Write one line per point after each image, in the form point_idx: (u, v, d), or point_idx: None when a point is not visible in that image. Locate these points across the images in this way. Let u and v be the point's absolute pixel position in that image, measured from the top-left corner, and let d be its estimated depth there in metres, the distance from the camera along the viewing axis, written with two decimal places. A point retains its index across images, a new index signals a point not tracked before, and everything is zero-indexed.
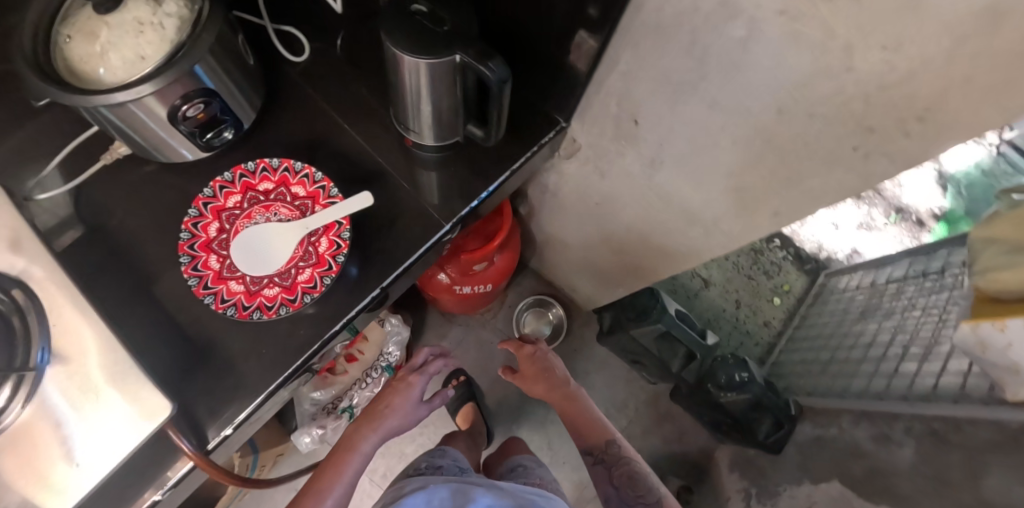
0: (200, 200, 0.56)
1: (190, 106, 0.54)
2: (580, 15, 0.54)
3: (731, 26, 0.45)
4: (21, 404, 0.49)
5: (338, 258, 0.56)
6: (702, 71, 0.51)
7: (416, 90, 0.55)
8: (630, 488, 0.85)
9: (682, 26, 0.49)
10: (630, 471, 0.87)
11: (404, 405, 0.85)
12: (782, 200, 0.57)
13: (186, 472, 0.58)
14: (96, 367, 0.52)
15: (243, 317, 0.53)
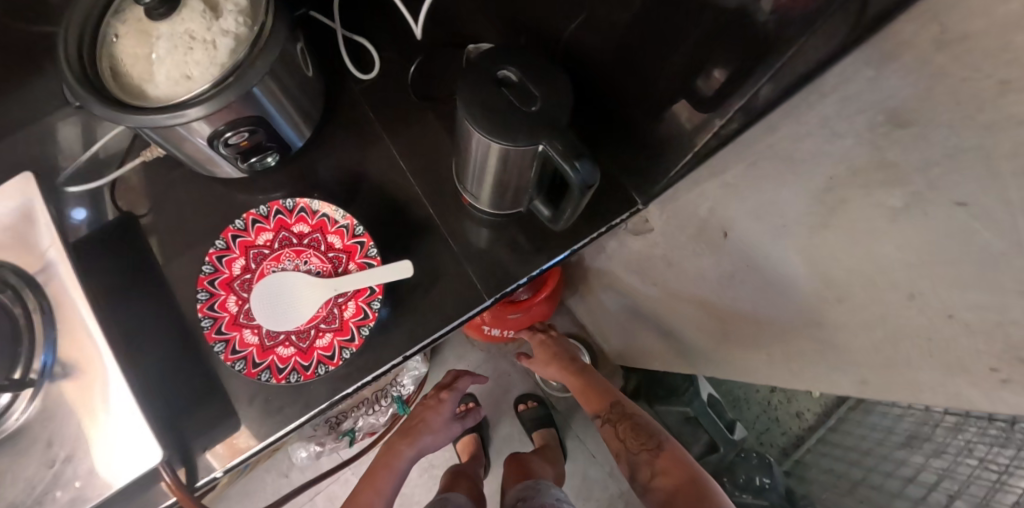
0: (229, 232, 0.51)
1: (235, 134, 0.49)
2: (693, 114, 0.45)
3: (883, 192, 0.36)
4: (26, 402, 0.49)
5: (362, 330, 0.50)
6: (826, 219, 0.42)
7: (483, 164, 0.47)
8: (636, 440, 0.80)
9: (816, 168, 0.39)
10: (636, 425, 0.82)
11: (440, 425, 0.83)
12: (878, 378, 0.47)
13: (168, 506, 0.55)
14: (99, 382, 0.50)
15: (250, 376, 0.49)
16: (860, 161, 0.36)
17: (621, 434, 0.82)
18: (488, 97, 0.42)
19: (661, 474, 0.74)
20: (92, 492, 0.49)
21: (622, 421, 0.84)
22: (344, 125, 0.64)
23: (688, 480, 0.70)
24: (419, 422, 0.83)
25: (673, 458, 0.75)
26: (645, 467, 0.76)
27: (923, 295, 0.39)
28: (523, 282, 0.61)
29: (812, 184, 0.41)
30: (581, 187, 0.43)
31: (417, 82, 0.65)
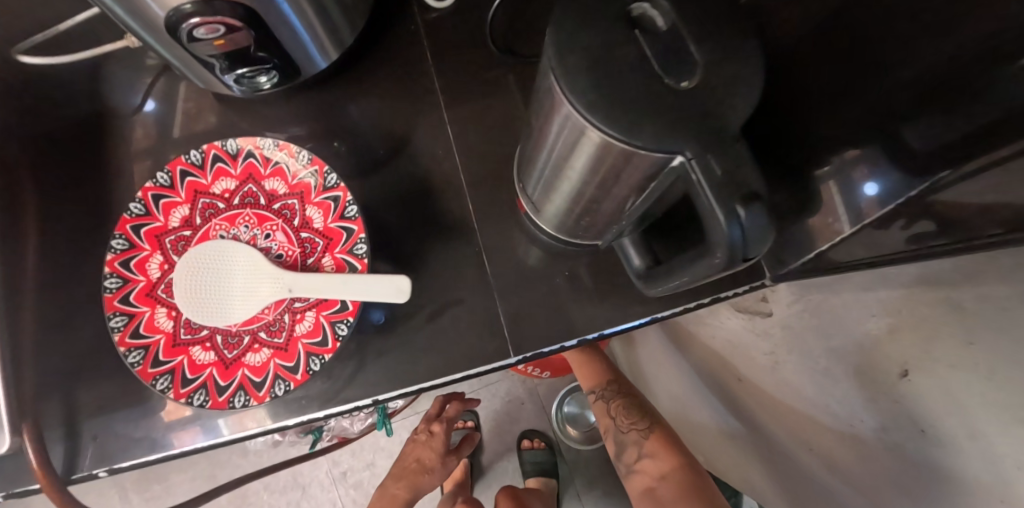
0: (178, 165, 0.36)
1: (208, 30, 0.32)
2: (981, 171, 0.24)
3: None
4: None
5: (313, 359, 0.33)
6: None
7: (559, 164, 0.28)
8: (626, 418, 0.67)
9: None
10: (630, 403, 0.68)
11: (433, 461, 0.82)
12: None
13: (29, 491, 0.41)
14: None
15: (142, 378, 0.33)
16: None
17: (610, 410, 0.69)
18: (606, 43, 0.22)
19: (650, 458, 0.63)
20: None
21: (612, 398, 0.70)
22: (391, 63, 0.46)
23: (679, 470, 0.60)
24: (412, 463, 0.81)
25: (667, 442, 0.63)
26: (632, 448, 0.65)
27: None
28: (569, 345, 0.42)
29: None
30: (728, 253, 0.23)
31: (502, 28, 0.47)
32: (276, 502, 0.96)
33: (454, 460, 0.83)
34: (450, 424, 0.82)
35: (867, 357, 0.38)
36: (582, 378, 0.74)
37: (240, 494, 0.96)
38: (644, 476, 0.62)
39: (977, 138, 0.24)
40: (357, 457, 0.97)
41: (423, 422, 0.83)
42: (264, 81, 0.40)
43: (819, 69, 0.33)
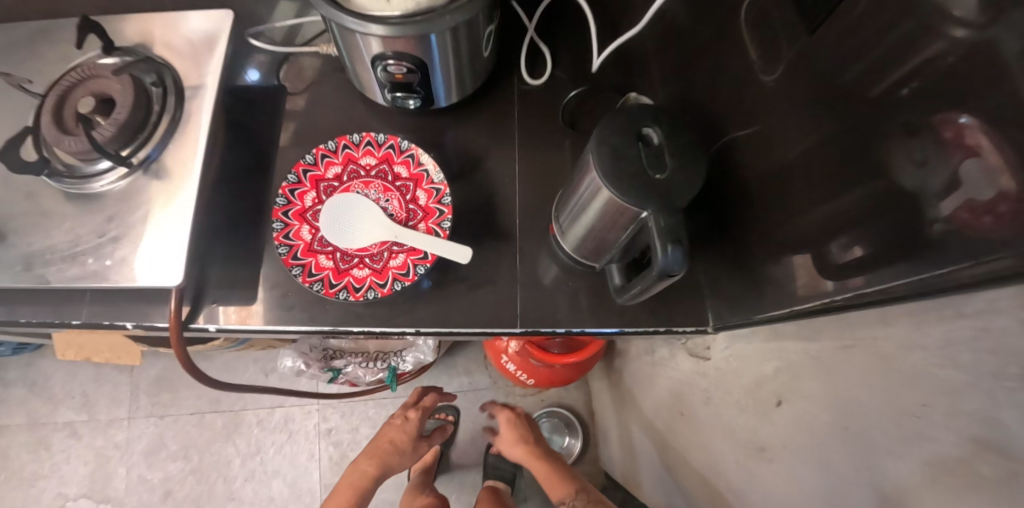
0: (343, 140, 0.55)
1: (396, 65, 0.53)
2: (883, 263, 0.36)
3: (982, 459, 0.31)
4: (117, 176, 0.55)
5: (396, 284, 0.50)
6: (902, 447, 0.37)
7: (584, 203, 0.49)
8: None
9: (916, 391, 0.35)
10: None
11: (403, 444, 0.93)
12: None
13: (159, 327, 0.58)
14: (176, 197, 0.55)
15: (284, 263, 0.50)
16: (970, 407, 0.31)
17: None
18: (615, 144, 0.43)
19: None
20: (115, 274, 0.52)
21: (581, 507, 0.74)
22: (487, 109, 0.65)
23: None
24: (386, 443, 0.92)
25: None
26: None
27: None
28: (558, 332, 0.59)
29: (907, 401, 0.36)
30: (662, 272, 0.42)
31: (569, 110, 0.65)
32: (263, 437, 1.10)
33: (423, 446, 0.94)
34: (425, 414, 0.95)
35: (758, 392, 0.54)
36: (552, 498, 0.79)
37: (236, 422, 1.10)
38: None
39: (822, 268, 0.43)
40: (342, 418, 1.10)
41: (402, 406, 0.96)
42: (407, 104, 0.61)
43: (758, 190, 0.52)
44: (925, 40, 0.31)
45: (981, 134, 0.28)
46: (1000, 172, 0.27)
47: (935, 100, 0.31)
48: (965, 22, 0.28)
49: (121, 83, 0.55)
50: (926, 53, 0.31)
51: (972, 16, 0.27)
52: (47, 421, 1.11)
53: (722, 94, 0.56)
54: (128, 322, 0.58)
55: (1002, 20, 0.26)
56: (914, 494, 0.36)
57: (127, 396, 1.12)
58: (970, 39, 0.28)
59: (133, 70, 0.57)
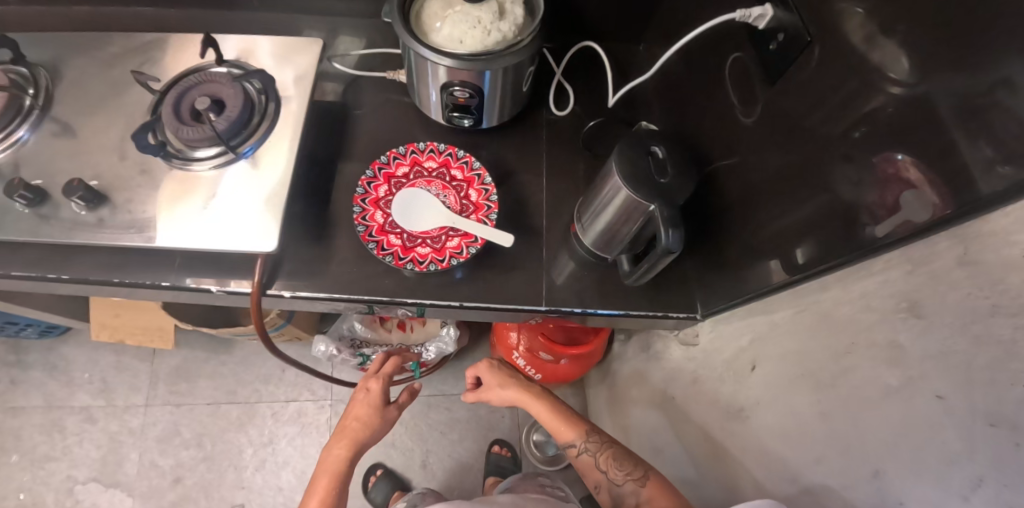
0: (411, 146, 0.68)
1: (461, 91, 0.67)
2: (839, 253, 0.50)
3: (889, 371, 0.45)
4: (212, 165, 0.68)
5: (452, 260, 0.63)
6: (837, 377, 0.51)
7: (606, 202, 0.63)
8: (621, 471, 0.75)
9: (850, 333, 0.49)
10: (616, 454, 0.77)
11: (373, 417, 0.84)
12: None
13: (241, 291, 0.69)
14: (261, 185, 0.67)
15: (362, 239, 0.62)
16: (878, 336, 0.46)
17: (600, 462, 0.78)
18: (631, 157, 0.58)
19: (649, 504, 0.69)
20: (195, 242, 0.64)
21: (598, 449, 0.79)
22: (520, 130, 0.80)
23: (647, 481, 0.72)
24: (354, 419, 0.82)
25: (626, 460, 0.76)
26: (631, 497, 0.72)
27: (884, 474, 0.45)
28: (575, 312, 0.71)
29: (838, 343, 0.51)
30: (665, 250, 0.57)
31: (589, 133, 0.79)
32: (277, 428, 1.16)
33: (393, 412, 0.85)
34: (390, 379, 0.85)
35: (737, 362, 0.67)
36: (561, 440, 0.83)
37: (251, 413, 1.17)
38: None
39: (790, 267, 0.57)
40: None
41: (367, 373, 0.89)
42: (461, 122, 0.75)
43: (735, 203, 0.67)
44: (875, 96, 0.45)
45: (912, 170, 0.41)
46: (932, 200, 0.39)
47: (882, 144, 0.44)
48: (901, 83, 0.42)
49: (233, 91, 0.68)
50: (876, 103, 0.45)
51: (907, 79, 0.41)
52: (64, 405, 1.15)
53: (710, 134, 0.72)
54: (213, 284, 0.68)
55: (926, 83, 0.39)
56: (845, 411, 0.50)
57: (145, 383, 1.17)
58: (905, 96, 0.42)
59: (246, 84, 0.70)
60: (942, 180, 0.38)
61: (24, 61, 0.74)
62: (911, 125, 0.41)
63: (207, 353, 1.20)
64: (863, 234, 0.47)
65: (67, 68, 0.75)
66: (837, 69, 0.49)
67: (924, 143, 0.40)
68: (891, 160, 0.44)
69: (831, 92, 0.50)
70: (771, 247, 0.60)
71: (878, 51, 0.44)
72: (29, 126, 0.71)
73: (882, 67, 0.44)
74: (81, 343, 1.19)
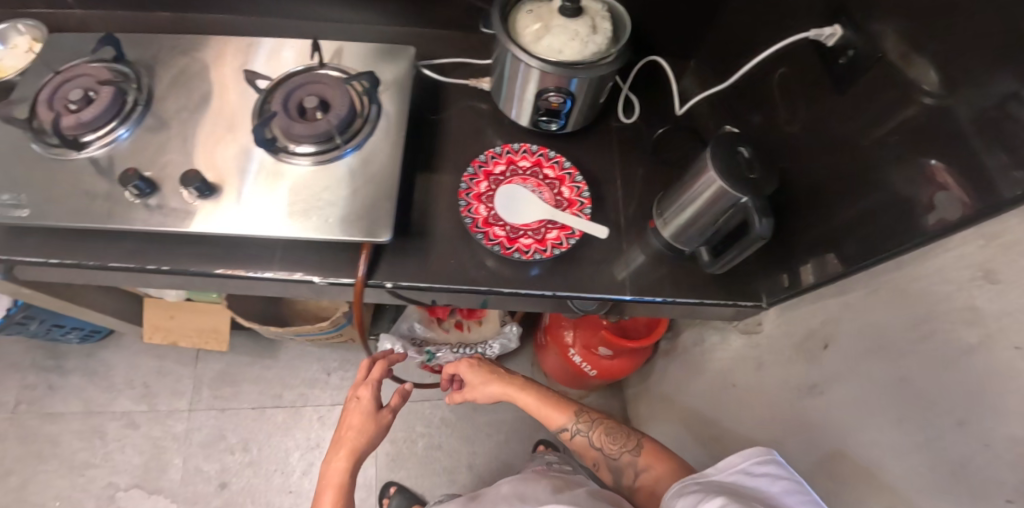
0: (506, 146, 0.74)
1: (556, 96, 0.74)
2: (892, 235, 0.59)
3: (968, 331, 0.51)
4: (309, 161, 0.70)
5: (555, 250, 0.68)
6: (915, 343, 0.57)
7: (694, 196, 0.69)
8: (616, 446, 0.83)
9: (928, 302, 0.56)
10: (609, 432, 0.84)
11: (368, 425, 0.81)
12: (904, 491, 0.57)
13: (344, 282, 0.71)
14: (361, 178, 0.70)
15: (471, 230, 0.67)
16: (957, 302, 0.53)
17: (595, 441, 0.84)
18: (722, 155, 0.65)
19: (648, 471, 0.79)
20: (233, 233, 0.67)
21: (592, 429, 0.85)
22: (593, 135, 0.86)
23: (642, 451, 0.81)
24: (351, 430, 0.81)
25: (618, 434, 0.84)
26: (629, 468, 0.81)
27: (970, 423, 0.50)
28: (658, 301, 0.76)
29: (915, 313, 0.58)
30: (757, 236, 0.63)
31: (657, 139, 0.87)
32: (323, 432, 1.16)
33: (386, 415, 0.83)
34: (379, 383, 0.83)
35: (805, 342, 0.74)
36: (552, 425, 0.87)
37: (296, 417, 1.17)
38: (647, 487, 0.78)
39: (845, 259, 0.66)
40: (399, 417, 1.19)
41: (357, 379, 0.85)
42: (547, 126, 0.82)
43: (796, 200, 0.75)
44: (909, 106, 0.56)
45: (944, 174, 0.52)
46: (959, 196, 0.51)
47: (914, 146, 0.56)
48: (932, 94, 0.53)
49: (341, 93, 0.72)
50: (910, 112, 0.56)
51: (938, 90, 0.52)
52: (104, 410, 1.13)
53: (762, 144, 0.81)
54: (317, 276, 0.71)
55: (953, 95, 0.51)
56: (924, 372, 0.56)
57: (188, 388, 1.17)
58: (934, 105, 0.53)
59: (350, 86, 0.73)
60: (963, 178, 0.50)
61: (124, 59, 0.76)
62: (938, 130, 0.53)
63: (252, 358, 1.20)
64: (912, 227, 0.56)
65: (164, 68, 0.78)
66: (884, 89, 0.59)
67: (948, 148, 0.52)
68: (924, 165, 0.54)
69: (875, 103, 0.61)
70: (826, 243, 0.70)
71: (915, 72, 0.55)
72: (129, 125, 0.73)
73: (916, 83, 0.55)
74: (123, 348, 1.19)
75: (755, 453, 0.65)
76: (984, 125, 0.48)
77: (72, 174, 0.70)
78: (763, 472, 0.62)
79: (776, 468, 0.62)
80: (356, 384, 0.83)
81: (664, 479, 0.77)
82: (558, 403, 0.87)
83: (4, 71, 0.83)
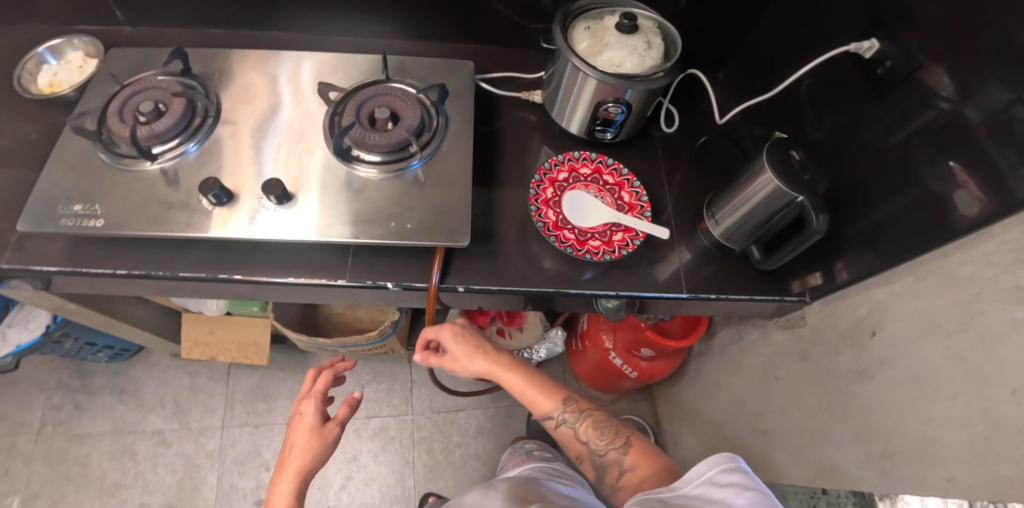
0: (568, 155, 0.78)
1: (614, 106, 0.78)
2: (926, 229, 0.65)
3: (1016, 308, 0.56)
4: (378, 171, 0.72)
5: (622, 251, 0.73)
6: (965, 324, 0.62)
7: (748, 197, 0.73)
8: (601, 441, 0.78)
9: (973, 285, 0.61)
10: (596, 426, 0.80)
11: (312, 441, 0.76)
12: (963, 461, 0.61)
13: (417, 287, 0.73)
14: (431, 185, 0.72)
15: (544, 234, 0.72)
16: (1003, 283, 0.58)
17: (580, 433, 0.80)
18: (777, 159, 0.70)
19: (631, 470, 0.75)
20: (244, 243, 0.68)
21: (579, 421, 0.80)
22: (639, 145, 0.91)
23: (629, 448, 0.77)
24: (293, 450, 0.75)
25: (607, 429, 0.79)
26: (613, 465, 0.76)
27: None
28: (713, 299, 0.80)
29: (963, 295, 0.62)
30: (813, 232, 0.68)
31: (697, 148, 0.92)
32: (361, 444, 1.16)
33: (332, 429, 0.78)
34: (322, 395, 0.80)
35: (850, 332, 0.79)
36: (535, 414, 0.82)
37: None
38: (628, 486, 0.74)
39: (883, 253, 0.72)
40: (436, 428, 1.19)
41: (302, 396, 0.82)
42: (599, 137, 0.85)
43: (829, 202, 0.81)
44: (926, 111, 0.64)
45: (961, 172, 0.60)
46: (979, 193, 0.58)
47: (935, 148, 0.63)
48: (948, 100, 0.61)
49: (411, 106, 0.75)
50: (928, 116, 0.64)
51: (954, 97, 0.60)
52: (134, 430, 1.11)
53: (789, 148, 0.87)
54: (390, 282, 0.73)
55: (969, 99, 0.59)
56: (973, 348, 0.61)
57: (220, 404, 1.15)
58: (951, 109, 0.61)
59: (420, 100, 0.77)
60: (981, 176, 0.58)
61: (190, 73, 0.78)
62: (956, 132, 0.60)
63: (285, 372, 1.19)
64: (941, 219, 0.63)
65: (228, 82, 0.79)
66: (907, 98, 0.66)
67: (962, 151, 0.60)
68: (942, 167, 0.62)
69: (897, 111, 0.68)
70: (858, 238, 0.76)
71: (939, 83, 0.62)
72: (197, 139, 0.74)
73: (934, 89, 0.63)
74: (151, 366, 1.17)
75: (721, 460, 0.62)
76: (1002, 129, 0.55)
77: (142, 185, 0.71)
78: (729, 483, 0.60)
79: (740, 478, 0.60)
80: (301, 400, 0.81)
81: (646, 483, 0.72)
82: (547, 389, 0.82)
83: (58, 88, 0.84)
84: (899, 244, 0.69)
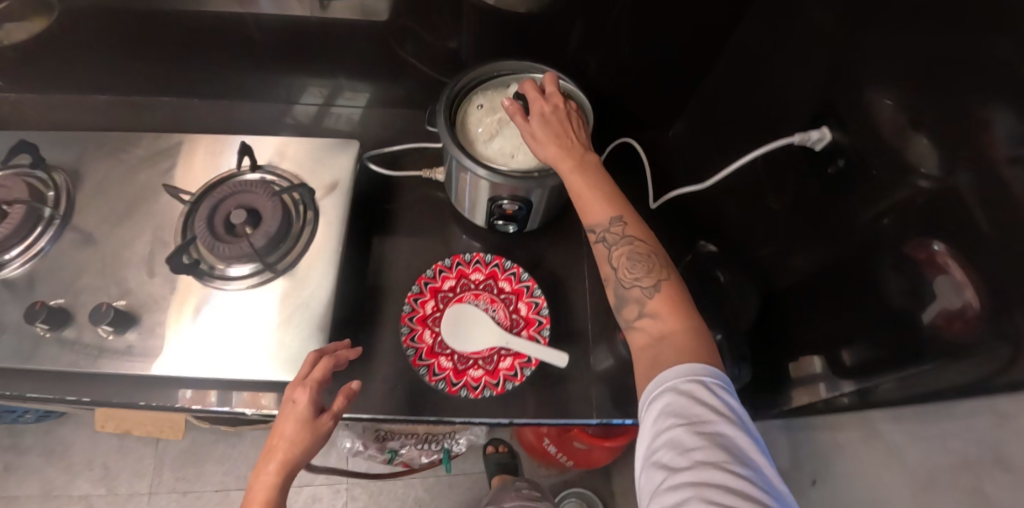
0: (458, 258, 0.70)
1: (510, 203, 0.66)
2: (894, 342, 0.48)
3: None
4: (241, 283, 0.64)
5: (507, 383, 0.63)
6: None
7: None
8: (630, 273, 0.51)
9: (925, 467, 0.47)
10: (639, 259, 0.51)
11: (306, 437, 0.52)
12: None
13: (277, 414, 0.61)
14: (294, 301, 0.63)
15: (413, 363, 0.63)
16: (962, 481, 0.43)
17: (612, 256, 0.52)
18: None
19: (649, 318, 0.49)
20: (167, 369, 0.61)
21: (616, 242, 0.52)
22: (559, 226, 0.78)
23: (661, 296, 0.49)
24: (278, 441, 0.52)
25: (649, 262, 0.50)
26: (632, 304, 0.50)
27: None
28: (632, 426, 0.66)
29: (916, 478, 0.48)
30: None
31: None
32: None
33: (327, 423, 0.53)
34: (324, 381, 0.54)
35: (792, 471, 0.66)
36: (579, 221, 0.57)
37: None
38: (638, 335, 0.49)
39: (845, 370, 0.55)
40: (371, 498, 1.13)
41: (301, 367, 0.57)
42: (503, 230, 0.74)
43: (785, 304, 0.66)
44: (903, 184, 0.47)
45: (948, 257, 0.43)
46: (967, 287, 0.41)
47: (914, 230, 0.46)
48: (930, 176, 0.44)
49: (272, 204, 0.65)
50: (904, 191, 0.47)
51: (937, 172, 0.43)
52: (61, 494, 1.08)
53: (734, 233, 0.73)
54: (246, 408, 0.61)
55: (954, 177, 0.42)
56: None
57: (150, 469, 1.12)
58: (933, 187, 0.44)
59: (288, 197, 0.67)
60: (971, 268, 0.41)
61: (39, 164, 0.70)
62: (941, 210, 0.43)
63: (216, 435, 1.15)
64: (915, 344, 0.46)
65: (86, 171, 0.71)
66: (878, 160, 0.50)
67: (952, 227, 0.42)
68: (925, 247, 0.45)
69: (869, 186, 0.51)
70: (803, 358, 0.62)
71: (918, 150, 0.45)
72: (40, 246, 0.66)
73: (912, 160, 0.46)
74: (81, 426, 1.14)
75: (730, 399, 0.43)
76: (974, 261, 0.40)
77: None
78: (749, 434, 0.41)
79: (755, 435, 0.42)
80: (292, 382, 0.55)
81: (664, 352, 0.46)
82: (600, 188, 0.53)
83: None
84: (865, 353, 0.52)
